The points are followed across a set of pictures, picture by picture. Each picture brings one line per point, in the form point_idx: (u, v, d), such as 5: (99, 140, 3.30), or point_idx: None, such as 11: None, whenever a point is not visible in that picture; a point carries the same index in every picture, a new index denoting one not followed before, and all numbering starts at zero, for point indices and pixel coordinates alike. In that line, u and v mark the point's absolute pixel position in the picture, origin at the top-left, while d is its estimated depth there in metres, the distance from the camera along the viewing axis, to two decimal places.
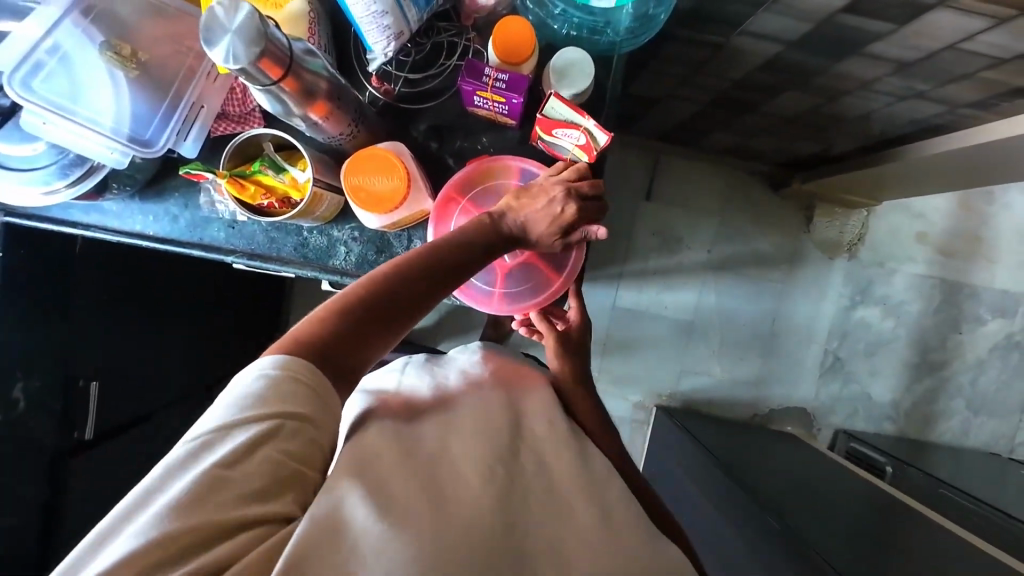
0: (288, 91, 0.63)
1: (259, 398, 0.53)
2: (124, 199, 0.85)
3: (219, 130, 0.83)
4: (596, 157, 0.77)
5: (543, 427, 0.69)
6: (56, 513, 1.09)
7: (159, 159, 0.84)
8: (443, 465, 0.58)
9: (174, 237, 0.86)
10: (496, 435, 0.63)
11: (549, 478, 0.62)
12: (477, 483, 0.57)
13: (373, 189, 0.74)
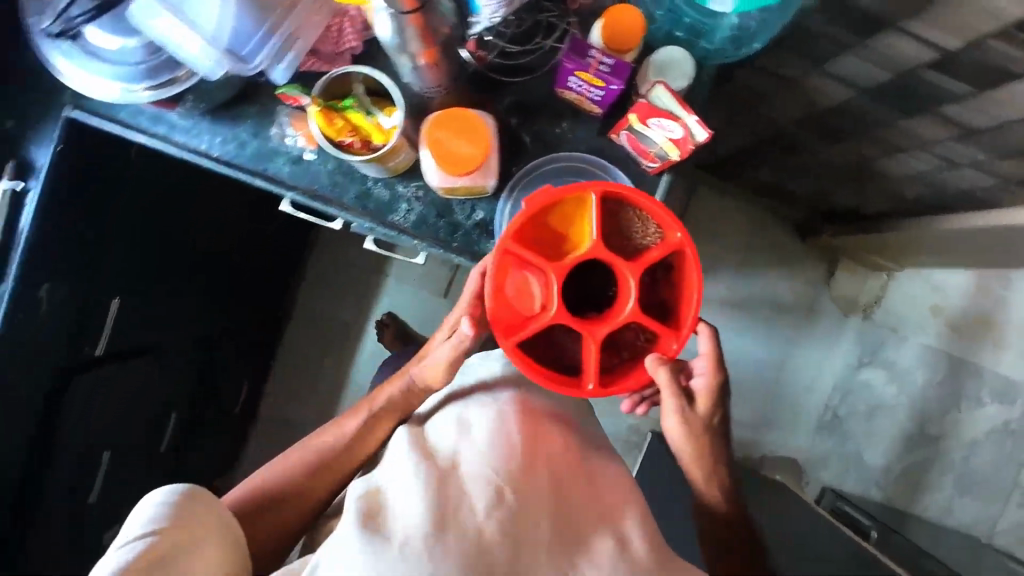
0: (413, 25, 0.68)
1: (162, 520, 0.73)
2: (194, 115, 0.84)
3: (308, 65, 0.82)
4: (687, 154, 0.76)
5: (572, 462, 0.84)
6: (53, 428, 1.04)
7: (242, 81, 0.83)
8: (474, 506, 0.74)
9: (237, 163, 0.84)
10: (522, 478, 0.78)
11: (575, 520, 0.78)
12: (502, 530, 0.72)
13: (453, 149, 0.75)
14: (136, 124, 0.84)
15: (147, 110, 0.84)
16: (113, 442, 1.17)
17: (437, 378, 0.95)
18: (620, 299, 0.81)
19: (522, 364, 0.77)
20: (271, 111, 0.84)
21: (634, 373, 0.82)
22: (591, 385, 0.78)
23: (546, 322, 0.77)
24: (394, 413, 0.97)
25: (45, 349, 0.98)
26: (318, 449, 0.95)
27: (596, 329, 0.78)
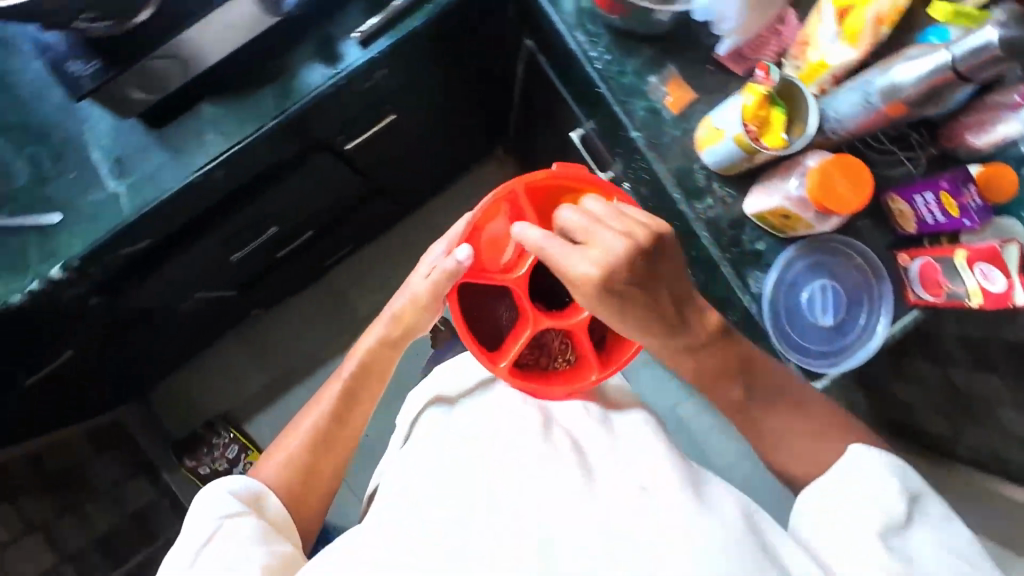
0: (925, 87, 0.74)
1: (237, 504, 0.78)
2: (605, 26, 0.92)
3: (722, 56, 0.91)
4: (990, 306, 0.84)
5: (590, 442, 0.79)
6: (268, 181, 1.05)
7: (663, 27, 0.91)
8: (499, 470, 0.73)
9: (608, 82, 0.92)
10: (535, 449, 0.75)
11: (595, 484, 0.70)
12: (525, 497, 0.68)
13: (834, 187, 0.78)
14: (564, 9, 0.93)
15: (581, 4, 0.93)
16: (276, 220, 1.18)
17: (418, 318, 0.97)
18: (580, 306, 0.93)
19: (451, 306, 0.90)
20: (662, 64, 0.93)
21: (562, 379, 0.89)
22: (503, 364, 0.87)
23: (504, 280, 0.89)
24: (370, 372, 0.97)
25: (326, 115, 0.97)
26: (329, 416, 0.93)
27: (529, 308, 0.90)
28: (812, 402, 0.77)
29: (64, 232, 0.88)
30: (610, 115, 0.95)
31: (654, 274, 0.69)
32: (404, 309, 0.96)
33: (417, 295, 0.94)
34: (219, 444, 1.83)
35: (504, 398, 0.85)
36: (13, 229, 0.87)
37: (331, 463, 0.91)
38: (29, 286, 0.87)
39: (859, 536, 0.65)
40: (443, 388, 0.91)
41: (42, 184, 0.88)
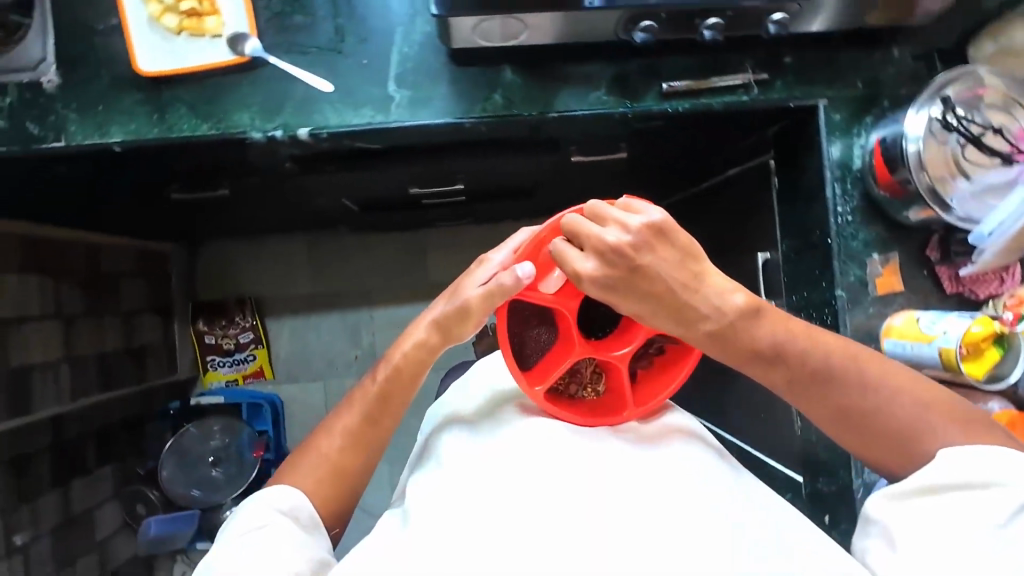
0: None
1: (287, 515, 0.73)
2: (863, 192, 0.98)
3: (942, 271, 0.98)
4: None
5: (595, 445, 0.71)
6: (492, 149, 1.07)
7: (911, 220, 0.96)
8: (499, 470, 0.67)
9: (839, 237, 0.98)
10: (548, 457, 0.68)
11: (603, 485, 0.64)
12: (546, 505, 0.62)
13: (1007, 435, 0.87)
14: (839, 159, 0.99)
15: (857, 165, 0.99)
16: (463, 177, 1.20)
17: (462, 329, 0.84)
18: (621, 337, 0.84)
19: (500, 323, 0.80)
20: (891, 248, 0.98)
21: (597, 412, 0.81)
22: (539, 389, 0.78)
23: (548, 300, 0.81)
24: (403, 380, 0.83)
25: (585, 129, 0.99)
26: (359, 414, 0.83)
27: (576, 333, 0.82)
28: (903, 395, 0.67)
29: (327, 104, 0.90)
30: (822, 262, 1.00)
31: (636, 265, 0.72)
32: (451, 319, 0.83)
33: (468, 310, 0.82)
34: (238, 324, 1.97)
35: (531, 421, 0.75)
36: (289, 78, 0.89)
37: (360, 459, 0.81)
38: (272, 132, 0.88)
39: (976, 543, 0.58)
40: (459, 408, 0.83)
41: (335, 55, 0.90)
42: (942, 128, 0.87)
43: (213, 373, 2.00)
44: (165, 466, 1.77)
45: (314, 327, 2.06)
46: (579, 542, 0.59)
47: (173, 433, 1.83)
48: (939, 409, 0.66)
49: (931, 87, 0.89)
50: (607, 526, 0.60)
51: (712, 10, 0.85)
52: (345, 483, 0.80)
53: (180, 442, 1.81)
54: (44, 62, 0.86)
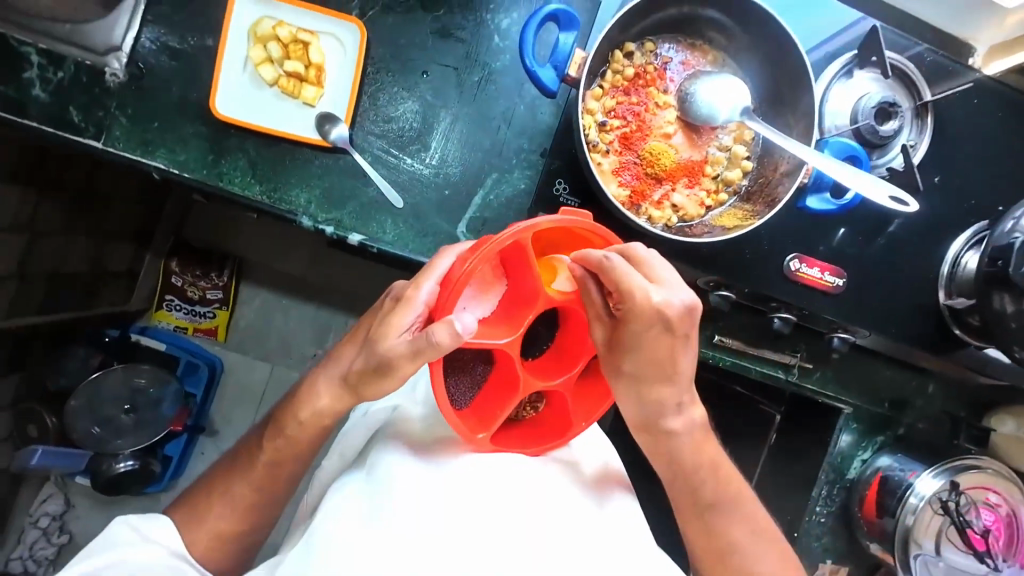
0: None
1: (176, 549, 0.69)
2: (845, 493, 0.96)
3: None
4: None
5: (526, 469, 0.61)
6: None
7: (861, 546, 0.97)
8: (441, 495, 0.55)
9: (806, 527, 0.95)
10: (463, 475, 0.58)
11: (541, 513, 0.56)
12: (456, 534, 0.52)
13: None
14: (842, 452, 0.96)
15: (850, 475, 0.96)
16: None
17: (378, 388, 0.66)
18: (564, 358, 0.67)
19: (435, 379, 0.60)
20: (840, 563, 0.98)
21: (545, 437, 0.66)
22: (483, 435, 0.62)
23: (491, 345, 0.60)
24: (298, 443, 0.73)
25: None
26: (244, 477, 0.74)
27: (521, 367, 0.63)
28: (752, 517, 0.69)
29: (389, 216, 0.84)
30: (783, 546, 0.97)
31: (640, 342, 0.63)
32: (364, 375, 0.65)
33: (386, 368, 0.62)
34: (213, 279, 1.55)
35: (482, 456, 0.61)
36: (363, 176, 0.83)
37: (241, 525, 0.74)
38: (322, 225, 0.82)
39: None
40: (407, 409, 0.70)
41: (418, 172, 0.84)
42: (943, 505, 0.87)
43: (166, 311, 1.58)
44: (74, 397, 1.40)
45: (285, 312, 1.63)
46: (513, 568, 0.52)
47: (100, 369, 1.45)
48: (769, 537, 0.69)
49: (953, 462, 0.88)
50: (544, 548, 0.53)
51: (789, 305, 0.84)
52: (229, 547, 0.73)
53: (100, 383, 1.42)
54: (116, 51, 0.78)
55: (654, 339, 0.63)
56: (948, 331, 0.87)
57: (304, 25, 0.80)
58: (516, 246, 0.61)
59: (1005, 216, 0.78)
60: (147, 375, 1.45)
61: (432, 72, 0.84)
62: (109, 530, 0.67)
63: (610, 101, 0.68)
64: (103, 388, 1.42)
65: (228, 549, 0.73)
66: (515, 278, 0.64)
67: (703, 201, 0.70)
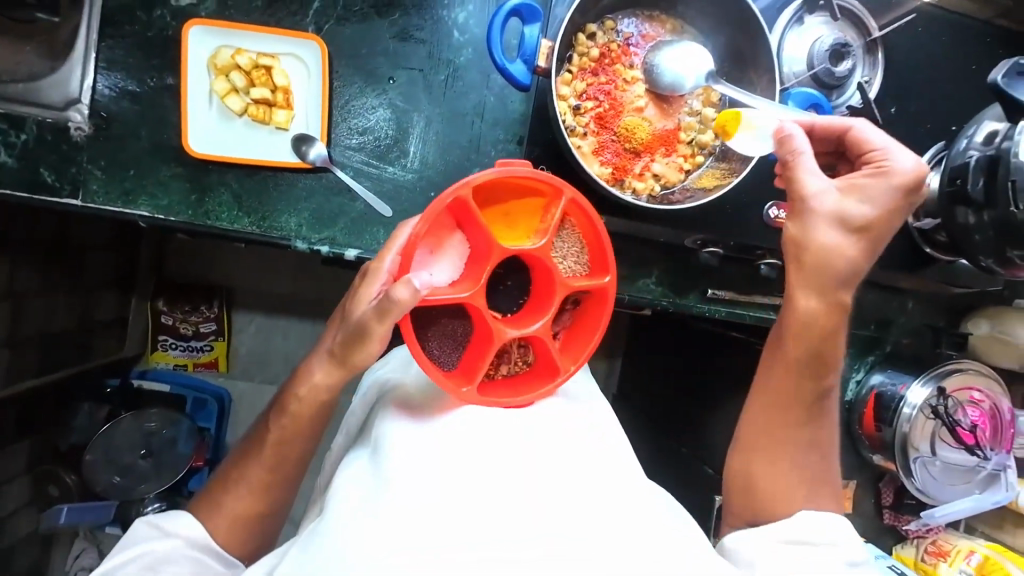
0: None
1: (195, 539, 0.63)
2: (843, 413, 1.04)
3: (885, 514, 1.07)
4: None
5: (525, 433, 0.58)
6: None
7: (865, 459, 1.05)
8: (442, 458, 0.54)
9: None
10: (463, 441, 0.56)
11: (540, 471, 0.54)
12: (460, 495, 0.50)
13: None
14: (838, 377, 1.03)
15: (847, 396, 1.04)
16: None
17: (365, 354, 0.63)
18: (536, 305, 0.69)
19: (406, 335, 0.61)
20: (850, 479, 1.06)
21: (534, 384, 0.67)
22: (468, 387, 0.63)
23: (453, 299, 0.63)
24: (296, 425, 0.66)
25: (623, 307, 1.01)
26: (247, 466, 0.67)
27: (490, 319, 0.65)
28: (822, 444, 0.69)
29: (381, 226, 0.84)
30: None
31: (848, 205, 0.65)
32: (345, 347, 0.63)
33: (362, 333, 0.60)
34: (203, 313, 1.53)
35: (475, 410, 0.61)
36: (348, 191, 0.83)
37: (257, 506, 0.66)
38: (316, 245, 0.82)
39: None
40: (401, 377, 0.70)
41: (402, 178, 0.85)
42: (933, 410, 0.94)
43: (162, 352, 1.55)
44: (89, 450, 1.34)
45: (283, 329, 1.62)
46: (516, 528, 0.49)
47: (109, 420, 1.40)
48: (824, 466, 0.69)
49: (938, 368, 0.95)
50: (542, 507, 0.50)
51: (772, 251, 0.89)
52: (251, 534, 0.67)
53: (113, 433, 1.36)
54: (76, 104, 0.77)
55: (888, 199, 0.65)
56: (919, 249, 0.93)
57: (263, 50, 0.80)
58: (459, 203, 0.64)
59: (959, 136, 0.83)
60: (158, 418, 1.40)
61: (398, 77, 0.84)
62: (132, 530, 0.63)
63: (580, 84, 0.70)
64: (116, 437, 1.36)
65: (254, 536, 0.67)
66: (471, 236, 0.67)
67: (681, 167, 0.73)
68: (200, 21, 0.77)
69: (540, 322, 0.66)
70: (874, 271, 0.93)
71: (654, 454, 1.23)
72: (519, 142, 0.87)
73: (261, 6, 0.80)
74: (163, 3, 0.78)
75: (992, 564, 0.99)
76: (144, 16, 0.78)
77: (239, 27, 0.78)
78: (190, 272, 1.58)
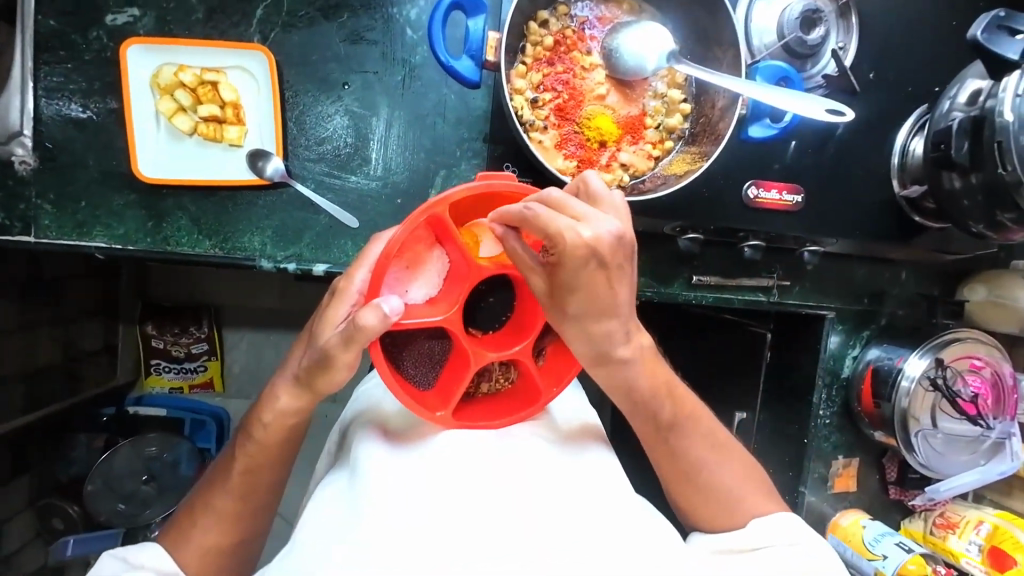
0: None
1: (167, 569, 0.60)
2: (840, 391, 1.02)
3: (892, 492, 1.06)
4: None
5: (507, 452, 0.56)
6: None
7: (863, 436, 1.04)
8: (422, 478, 0.52)
9: (812, 426, 1.01)
10: (442, 462, 0.54)
11: (528, 486, 0.52)
12: (441, 517, 0.48)
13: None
14: (833, 354, 1.01)
15: (844, 373, 1.02)
16: None
17: (331, 381, 0.60)
18: (519, 325, 0.66)
19: (377, 362, 0.57)
20: (851, 457, 1.04)
21: (516, 407, 0.64)
22: (443, 412, 0.60)
23: (428, 323, 0.60)
24: (270, 448, 0.64)
25: None
26: (223, 487, 0.64)
27: (467, 341, 0.62)
28: (712, 432, 0.65)
29: (348, 239, 0.81)
30: (802, 455, 1.02)
31: (582, 283, 0.53)
32: (309, 372, 0.59)
33: (327, 361, 0.57)
34: (191, 335, 1.49)
35: (450, 433, 0.59)
36: (311, 205, 0.80)
37: (229, 536, 0.64)
38: (282, 264, 0.79)
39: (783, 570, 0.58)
40: (377, 398, 0.67)
41: (367, 189, 0.82)
42: (932, 382, 0.91)
43: (156, 376, 1.52)
44: (89, 480, 1.31)
45: (274, 346, 1.57)
46: (501, 546, 0.47)
47: (107, 449, 1.37)
48: (729, 450, 0.65)
49: (934, 340, 0.93)
50: (527, 522, 0.49)
51: (756, 232, 0.86)
52: (226, 562, 0.65)
53: (111, 461, 1.33)
54: (18, 136, 0.74)
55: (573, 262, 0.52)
56: (908, 218, 0.90)
57: (208, 64, 0.77)
58: (435, 220, 0.60)
59: (942, 97, 0.80)
60: (158, 442, 1.38)
61: (352, 82, 0.81)
62: (95, 566, 0.59)
63: (536, 75, 0.67)
64: (115, 465, 1.33)
65: (230, 561, 0.65)
66: (451, 252, 0.63)
67: (650, 154, 0.70)
68: (138, 40, 0.74)
69: (522, 344, 0.63)
70: (862, 245, 0.90)
71: None
72: (485, 139, 0.83)
73: (202, 19, 0.77)
74: (98, 24, 0.75)
75: (1003, 534, 0.95)
76: (80, 40, 0.75)
77: (179, 42, 0.75)
78: (174, 295, 1.52)
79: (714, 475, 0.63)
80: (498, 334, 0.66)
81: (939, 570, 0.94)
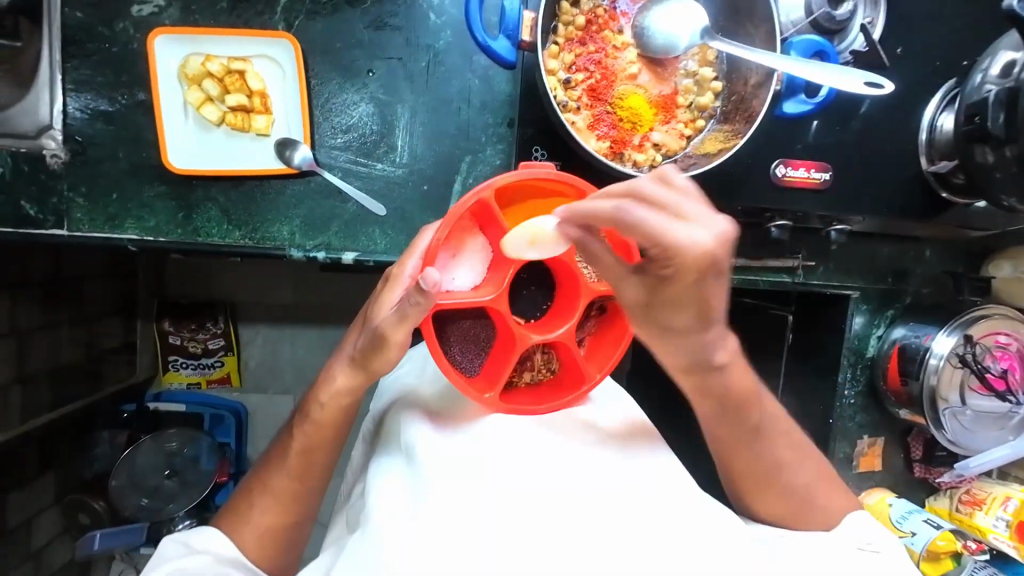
0: None
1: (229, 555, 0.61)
2: (866, 369, 1.02)
3: (916, 470, 1.06)
4: None
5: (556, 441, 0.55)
6: None
7: (886, 415, 1.04)
8: (480, 459, 0.52)
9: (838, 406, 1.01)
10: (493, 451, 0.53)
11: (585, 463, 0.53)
12: (497, 503, 0.48)
13: None
14: (857, 337, 1.01)
15: (869, 352, 1.02)
16: None
17: (384, 361, 0.61)
18: (561, 310, 0.66)
19: (429, 340, 0.58)
20: (875, 436, 1.04)
21: (558, 393, 0.64)
22: (491, 394, 0.61)
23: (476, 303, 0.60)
24: (312, 432, 0.64)
25: None
26: (279, 468, 0.65)
27: (513, 324, 0.62)
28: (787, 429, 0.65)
29: (377, 226, 0.81)
30: (830, 437, 1.02)
31: None
32: (366, 352, 0.61)
33: (382, 340, 0.59)
34: (209, 331, 1.49)
35: (498, 416, 0.59)
36: (339, 194, 0.80)
37: (289, 515, 0.65)
38: (312, 253, 0.80)
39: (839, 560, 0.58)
40: (416, 384, 0.67)
41: (395, 178, 0.82)
42: (961, 359, 0.91)
43: (174, 372, 1.51)
44: (114, 475, 1.31)
45: (293, 340, 1.58)
46: (559, 531, 0.46)
47: (129, 445, 1.37)
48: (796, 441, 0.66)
49: (963, 316, 0.92)
50: (582, 505, 0.48)
51: (783, 212, 0.85)
52: (280, 546, 0.65)
53: (135, 456, 1.33)
54: (48, 130, 0.74)
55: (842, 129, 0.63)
56: (936, 195, 0.89)
57: (234, 54, 0.76)
58: (481, 206, 0.61)
59: (971, 70, 0.79)
60: (178, 437, 1.37)
61: (377, 68, 0.80)
62: (161, 550, 0.60)
63: (568, 56, 0.67)
64: (139, 461, 1.33)
65: (280, 550, 0.65)
66: (494, 239, 0.64)
67: (683, 133, 0.70)
68: (165, 30, 0.73)
69: (565, 328, 0.63)
70: (890, 222, 0.89)
71: (678, 431, 1.23)
72: (511, 124, 0.83)
73: (227, 8, 0.77)
74: (124, 16, 0.75)
75: None
76: (106, 31, 0.75)
77: (206, 33, 0.75)
78: (192, 292, 1.53)
79: (792, 470, 0.64)
80: (543, 319, 0.66)
81: (968, 544, 0.94)
